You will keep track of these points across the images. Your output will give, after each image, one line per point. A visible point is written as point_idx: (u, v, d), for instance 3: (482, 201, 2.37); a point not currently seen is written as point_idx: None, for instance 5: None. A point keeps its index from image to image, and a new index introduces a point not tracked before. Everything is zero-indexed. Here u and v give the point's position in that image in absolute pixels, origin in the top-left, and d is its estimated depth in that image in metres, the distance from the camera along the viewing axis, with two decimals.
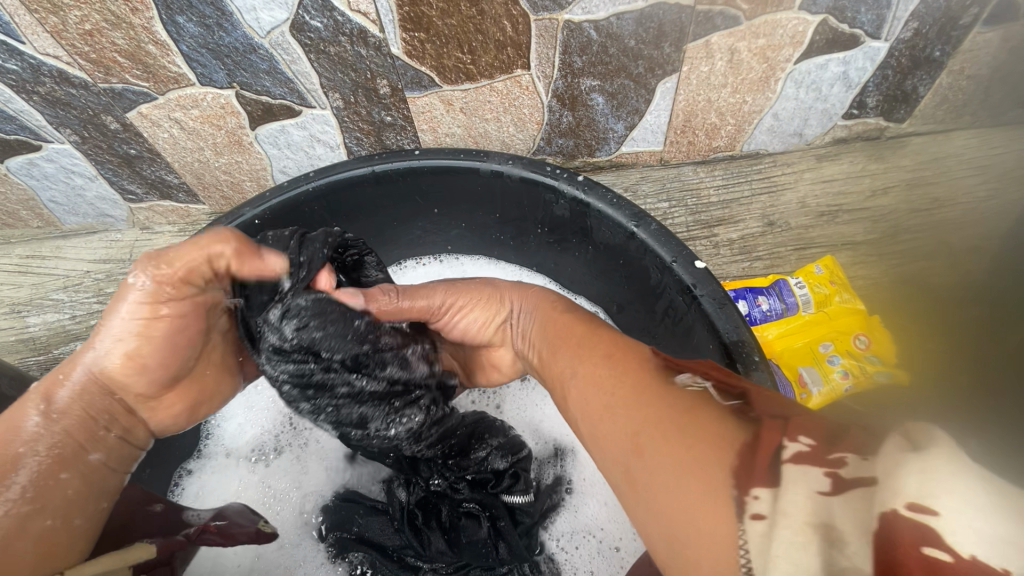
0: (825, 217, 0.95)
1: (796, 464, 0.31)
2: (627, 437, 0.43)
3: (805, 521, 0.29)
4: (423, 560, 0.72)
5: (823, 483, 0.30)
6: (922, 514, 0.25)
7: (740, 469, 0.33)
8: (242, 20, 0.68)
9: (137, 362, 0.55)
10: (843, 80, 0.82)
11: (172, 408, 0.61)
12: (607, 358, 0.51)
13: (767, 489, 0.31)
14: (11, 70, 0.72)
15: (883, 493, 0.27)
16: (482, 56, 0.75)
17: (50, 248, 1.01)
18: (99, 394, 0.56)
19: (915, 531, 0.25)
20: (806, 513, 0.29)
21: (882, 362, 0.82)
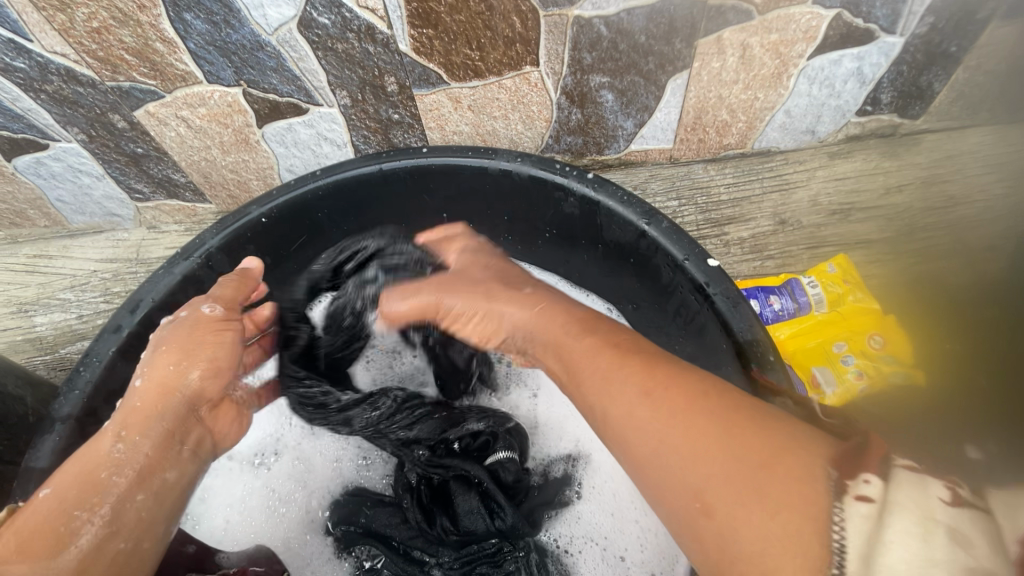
0: (837, 215, 0.93)
1: (911, 470, 0.31)
2: (681, 454, 0.38)
3: (925, 517, 0.29)
4: (428, 551, 0.71)
5: (943, 493, 0.30)
6: None
7: (842, 459, 0.33)
8: (250, 17, 0.68)
9: (212, 367, 0.63)
10: (857, 76, 0.81)
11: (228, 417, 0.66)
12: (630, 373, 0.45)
13: (878, 476, 0.31)
14: (20, 68, 0.72)
15: (1005, 518, 0.28)
16: (490, 53, 0.74)
17: (57, 248, 1.01)
18: (173, 410, 0.59)
19: None
20: (927, 510, 0.29)
21: (896, 362, 0.81)
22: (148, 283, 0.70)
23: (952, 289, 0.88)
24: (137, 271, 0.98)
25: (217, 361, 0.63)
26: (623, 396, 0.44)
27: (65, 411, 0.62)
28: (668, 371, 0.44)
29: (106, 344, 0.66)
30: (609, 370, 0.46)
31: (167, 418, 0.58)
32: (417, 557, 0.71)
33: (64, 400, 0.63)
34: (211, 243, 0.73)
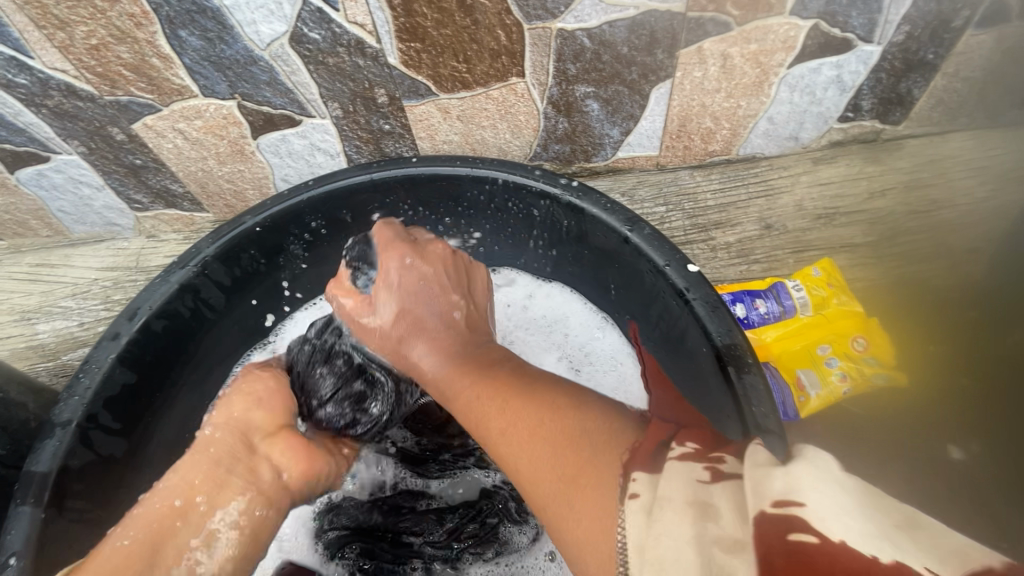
0: (822, 219, 0.95)
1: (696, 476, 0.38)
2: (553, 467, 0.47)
3: (686, 504, 0.36)
4: (415, 534, 0.75)
5: (702, 475, 0.39)
6: (788, 506, 0.33)
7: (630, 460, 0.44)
8: (243, 33, 0.70)
9: (252, 396, 0.65)
10: (837, 84, 0.82)
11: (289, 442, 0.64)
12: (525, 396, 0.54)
13: (649, 474, 0.41)
14: (21, 84, 0.75)
15: (758, 498, 0.34)
16: (477, 65, 0.76)
17: (59, 256, 1.03)
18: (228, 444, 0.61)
19: (786, 522, 0.32)
20: (688, 494, 0.37)
21: (879, 364, 0.83)
22: (146, 292, 0.72)
23: (935, 291, 0.89)
24: (137, 280, 1.00)
25: (255, 397, 0.65)
26: (479, 403, 0.57)
27: (65, 417, 0.64)
28: (513, 379, 0.58)
29: (104, 352, 0.68)
30: (469, 386, 0.59)
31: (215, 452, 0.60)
32: (406, 541, 0.75)
33: (63, 407, 0.65)
34: (207, 252, 0.75)
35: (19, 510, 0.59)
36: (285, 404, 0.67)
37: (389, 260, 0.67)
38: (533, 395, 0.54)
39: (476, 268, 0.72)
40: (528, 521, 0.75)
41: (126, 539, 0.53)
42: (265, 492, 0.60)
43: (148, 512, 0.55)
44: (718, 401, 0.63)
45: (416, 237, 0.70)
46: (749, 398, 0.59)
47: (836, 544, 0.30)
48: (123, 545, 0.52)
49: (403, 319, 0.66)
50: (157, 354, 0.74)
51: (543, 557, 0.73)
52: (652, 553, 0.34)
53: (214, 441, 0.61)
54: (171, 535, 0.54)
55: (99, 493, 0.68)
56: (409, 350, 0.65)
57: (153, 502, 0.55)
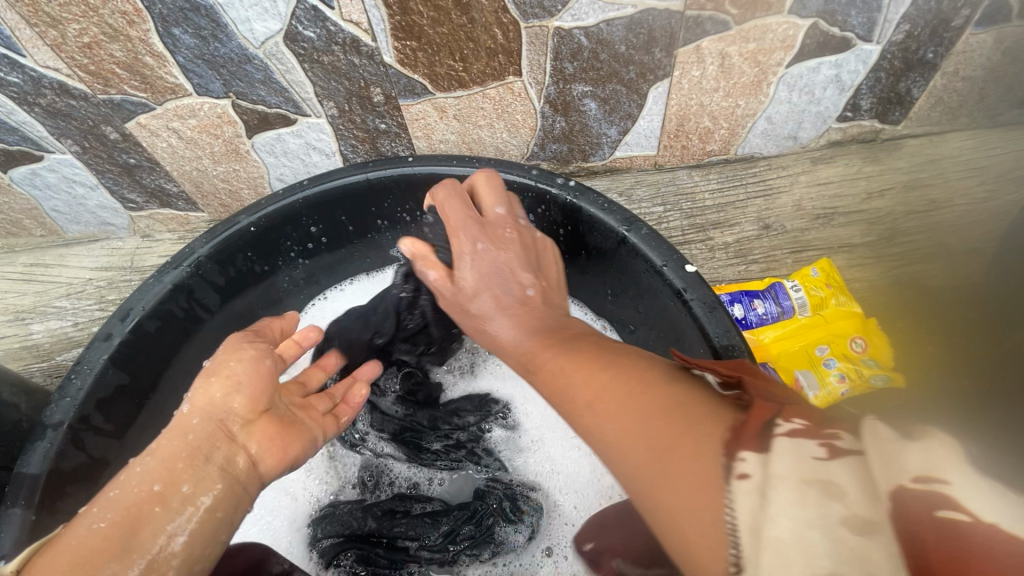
0: (821, 219, 0.94)
1: (790, 437, 0.33)
2: (641, 441, 0.38)
3: (802, 479, 0.30)
4: (410, 538, 0.73)
5: (819, 450, 0.31)
6: (929, 483, 0.27)
7: (730, 439, 0.34)
8: (237, 31, 0.69)
9: (230, 379, 0.58)
10: (836, 83, 0.82)
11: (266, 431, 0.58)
12: (605, 365, 0.46)
13: (756, 453, 0.33)
14: (13, 83, 0.74)
15: (885, 470, 0.29)
16: (474, 64, 0.75)
17: (53, 256, 1.03)
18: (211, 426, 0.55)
19: (927, 501, 0.27)
20: (803, 471, 0.31)
21: (879, 365, 0.82)
22: (139, 292, 0.71)
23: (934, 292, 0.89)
24: (132, 280, 1.00)
25: (234, 376, 0.58)
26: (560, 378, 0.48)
27: (57, 418, 0.63)
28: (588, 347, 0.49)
29: (96, 353, 0.67)
30: (549, 361, 0.50)
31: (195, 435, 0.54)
32: (402, 545, 0.73)
33: (55, 408, 0.64)
34: (201, 252, 0.74)
35: (8, 513, 0.58)
36: (266, 386, 0.60)
37: (467, 235, 0.61)
38: (621, 364, 0.45)
39: (549, 247, 0.65)
40: (523, 520, 0.74)
41: (102, 523, 0.47)
42: (241, 482, 0.54)
43: (124, 498, 0.49)
44: None
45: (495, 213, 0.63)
46: None
47: (988, 528, 0.26)
48: (99, 529, 0.47)
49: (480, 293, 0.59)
50: (150, 355, 0.73)
51: (540, 554, 0.73)
52: (772, 536, 0.30)
53: (191, 428, 0.54)
54: (148, 521, 0.48)
55: (89, 495, 0.67)
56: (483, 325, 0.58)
57: (129, 487, 0.49)
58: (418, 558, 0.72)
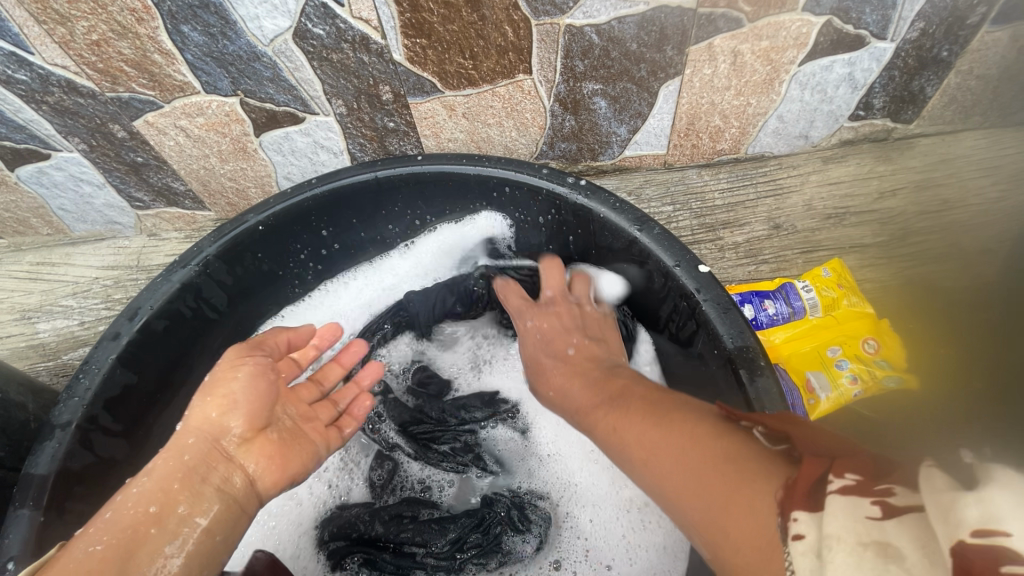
0: (832, 219, 0.93)
1: (842, 494, 0.33)
2: (701, 499, 0.43)
3: (859, 540, 0.31)
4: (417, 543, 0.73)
5: (873, 509, 0.32)
6: (990, 536, 0.27)
7: (783, 496, 0.37)
8: (245, 28, 0.69)
9: (227, 398, 0.57)
10: (849, 82, 0.81)
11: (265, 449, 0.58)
12: (656, 422, 0.52)
13: (806, 511, 0.34)
14: (21, 80, 0.74)
15: (944, 526, 0.28)
16: (484, 61, 0.75)
17: (60, 255, 1.02)
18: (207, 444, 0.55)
19: (987, 555, 0.26)
20: (859, 532, 0.31)
21: (892, 366, 0.81)
22: (147, 292, 0.70)
23: (948, 292, 0.88)
24: (138, 278, 0.99)
25: (229, 395, 0.58)
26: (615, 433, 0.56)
27: (65, 419, 0.63)
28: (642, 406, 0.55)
29: (105, 353, 0.67)
30: (603, 414, 0.59)
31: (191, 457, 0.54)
32: (408, 551, 0.72)
33: (63, 408, 0.63)
34: (209, 251, 0.73)
35: (17, 514, 0.58)
36: (263, 404, 0.59)
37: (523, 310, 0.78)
38: (673, 420, 0.51)
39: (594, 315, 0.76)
40: (531, 528, 0.73)
41: (98, 546, 0.47)
42: (240, 501, 0.55)
43: (122, 518, 0.49)
44: (728, 403, 0.62)
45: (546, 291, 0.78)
46: (762, 400, 0.57)
47: None
48: (95, 552, 0.46)
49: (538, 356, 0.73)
50: (158, 354, 0.73)
51: (548, 567, 0.71)
52: None
53: (189, 447, 0.55)
54: (146, 543, 0.48)
55: (97, 496, 0.67)
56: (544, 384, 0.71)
57: (125, 509, 0.49)
58: (425, 566, 0.71)
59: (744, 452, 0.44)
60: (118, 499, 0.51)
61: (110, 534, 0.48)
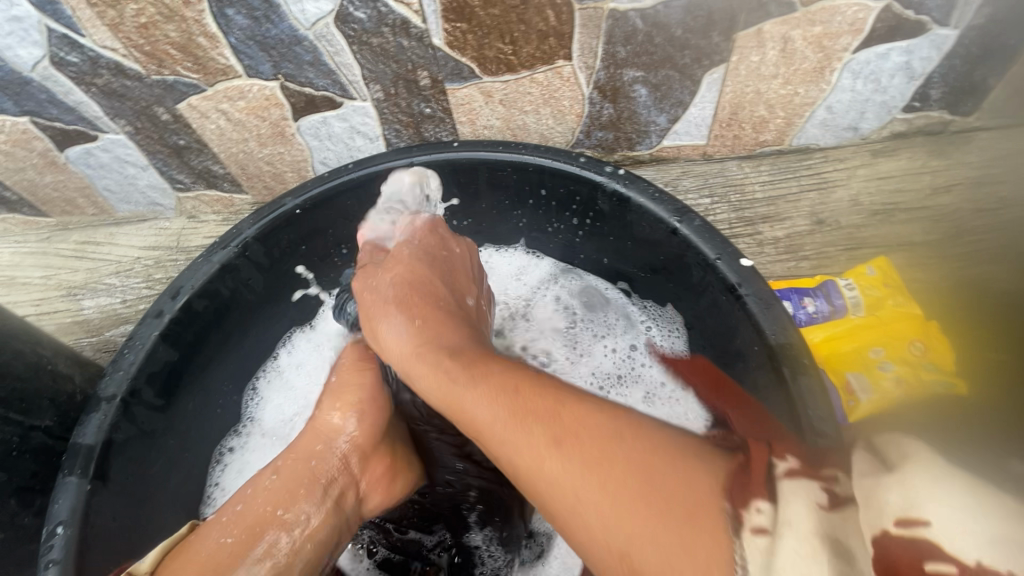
0: (880, 215, 0.90)
1: (789, 479, 0.38)
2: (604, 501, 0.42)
3: (811, 530, 0.35)
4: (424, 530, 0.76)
5: (820, 497, 0.36)
6: (912, 527, 0.32)
7: (734, 488, 0.40)
8: (288, 12, 0.69)
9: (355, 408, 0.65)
10: (905, 71, 0.77)
11: (375, 469, 0.66)
12: (530, 412, 0.48)
13: (767, 502, 0.38)
14: (73, 62, 0.76)
15: (872, 515, 0.34)
16: (524, 47, 0.74)
17: (103, 235, 1.05)
18: (327, 452, 0.63)
19: (909, 547, 0.32)
20: (813, 516, 0.35)
21: (939, 370, 0.77)
22: (189, 271, 0.72)
23: (1002, 293, 0.84)
24: (178, 259, 1.02)
25: (358, 403, 0.66)
26: (581, 480, 0.43)
27: (110, 392, 0.65)
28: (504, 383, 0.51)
29: (149, 329, 0.69)
30: (468, 380, 0.53)
31: (314, 462, 0.62)
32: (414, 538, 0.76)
33: (109, 381, 0.65)
34: (248, 233, 0.74)
35: (66, 480, 0.60)
36: (380, 417, 0.67)
37: (417, 272, 0.69)
38: (571, 403, 0.48)
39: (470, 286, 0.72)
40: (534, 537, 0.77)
41: (229, 538, 0.55)
42: (347, 516, 0.63)
43: (251, 515, 0.57)
44: (771, 400, 0.60)
45: (446, 250, 0.73)
46: (806, 401, 0.56)
47: (976, 567, 0.30)
48: (226, 543, 0.55)
49: (428, 351, 0.58)
50: (197, 331, 0.74)
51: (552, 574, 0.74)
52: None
53: (316, 454, 0.63)
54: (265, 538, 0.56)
55: (139, 469, 0.69)
56: (425, 380, 0.56)
57: (255, 503, 0.58)
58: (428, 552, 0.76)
59: (647, 442, 0.44)
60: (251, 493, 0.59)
61: (237, 527, 0.56)
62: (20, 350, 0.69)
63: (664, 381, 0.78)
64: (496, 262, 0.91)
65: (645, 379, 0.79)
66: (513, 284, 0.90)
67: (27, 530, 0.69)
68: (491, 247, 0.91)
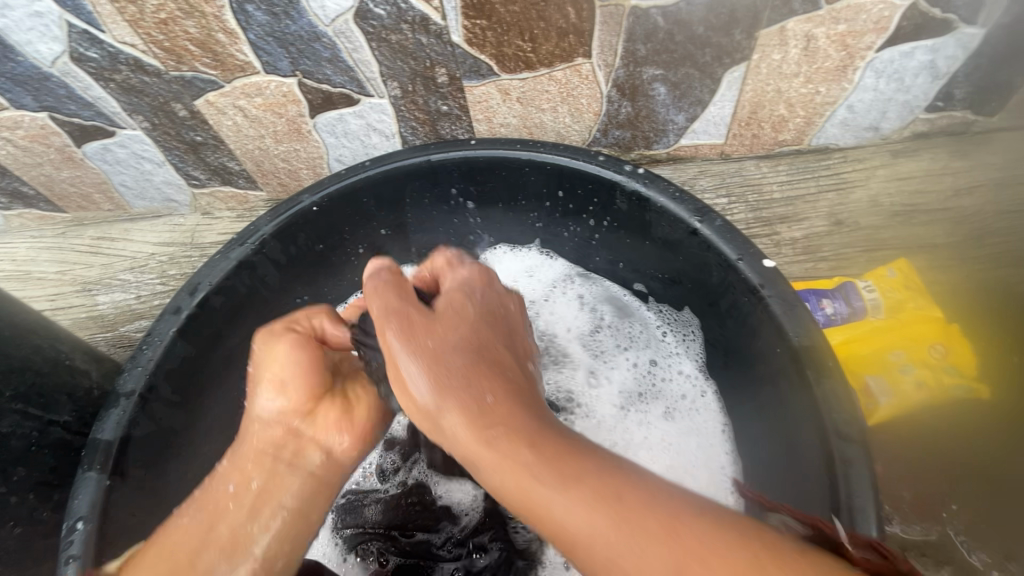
0: (900, 216, 0.88)
1: None
2: None
3: None
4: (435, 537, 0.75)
5: None
6: None
7: None
8: (308, 8, 0.69)
9: (279, 381, 0.62)
10: (929, 70, 0.76)
11: (327, 421, 0.62)
12: (640, 530, 0.40)
13: None
14: (92, 58, 0.76)
15: None
16: (543, 44, 0.73)
17: (118, 230, 1.06)
18: (265, 429, 0.61)
19: None
20: None
21: (960, 374, 0.76)
22: (206, 268, 0.72)
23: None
24: (193, 255, 1.02)
25: (280, 377, 0.62)
26: None
27: (129, 387, 0.65)
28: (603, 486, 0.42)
29: (167, 325, 0.69)
30: (561, 484, 0.43)
31: (251, 444, 0.61)
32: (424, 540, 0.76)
33: (128, 377, 0.66)
34: (265, 230, 0.74)
35: (86, 475, 0.60)
36: (309, 376, 0.63)
37: (476, 337, 0.53)
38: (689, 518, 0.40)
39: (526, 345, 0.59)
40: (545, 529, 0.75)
41: (185, 520, 0.57)
42: (310, 478, 0.61)
43: (208, 498, 0.59)
44: (793, 401, 0.60)
45: (503, 309, 0.58)
46: (830, 405, 0.55)
47: None
48: (186, 525, 0.57)
49: (501, 446, 0.46)
50: (214, 328, 0.74)
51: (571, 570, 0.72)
52: None
53: (253, 432, 0.62)
54: (225, 518, 0.57)
55: (158, 465, 0.69)
56: (499, 481, 0.45)
57: (208, 490, 0.59)
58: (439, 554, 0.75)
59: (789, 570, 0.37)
60: (207, 480, 0.61)
61: (196, 510, 0.58)
62: (39, 345, 0.69)
63: (684, 390, 0.78)
64: (510, 263, 0.90)
65: (666, 394, 0.78)
66: (525, 281, 0.89)
67: (44, 525, 0.70)
68: (506, 246, 0.91)
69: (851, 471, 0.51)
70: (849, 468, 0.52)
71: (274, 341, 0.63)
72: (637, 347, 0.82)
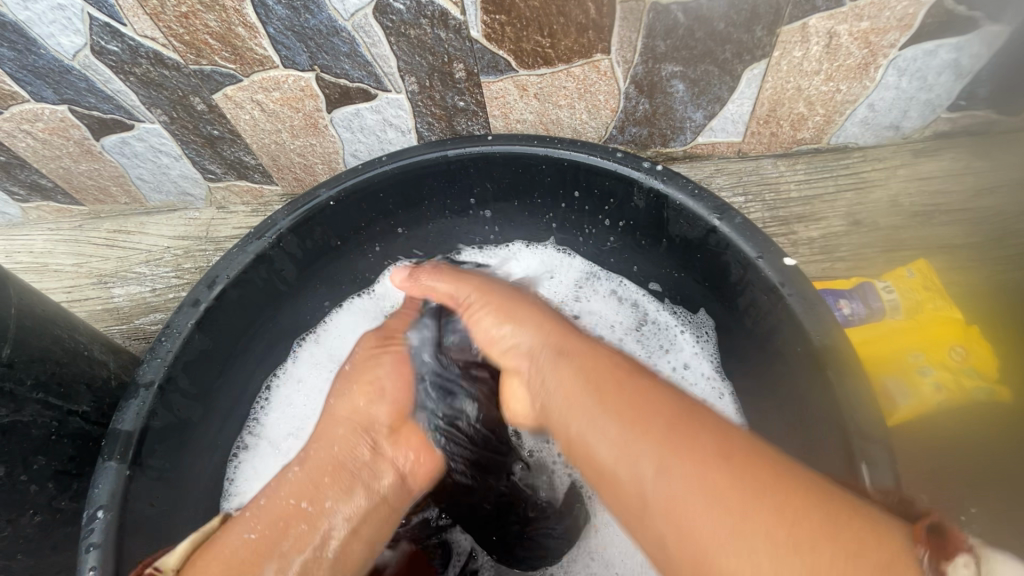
0: (920, 217, 0.88)
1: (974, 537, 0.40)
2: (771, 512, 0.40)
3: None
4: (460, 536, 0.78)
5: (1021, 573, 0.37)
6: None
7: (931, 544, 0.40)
8: (327, 2, 0.69)
9: (375, 388, 0.67)
10: (953, 68, 0.75)
11: (410, 441, 0.67)
12: (680, 418, 0.47)
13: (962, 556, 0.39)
14: (113, 51, 0.76)
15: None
16: (562, 40, 0.73)
17: (134, 224, 1.07)
18: (355, 437, 0.64)
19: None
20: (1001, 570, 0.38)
21: (981, 376, 0.75)
22: (224, 261, 0.72)
23: None
24: (207, 249, 1.02)
25: (377, 386, 0.67)
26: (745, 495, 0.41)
27: (148, 378, 0.65)
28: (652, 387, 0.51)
29: (185, 317, 0.69)
30: (619, 385, 0.51)
31: (330, 456, 0.62)
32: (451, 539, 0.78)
33: (147, 367, 0.66)
34: (283, 224, 0.75)
35: (105, 465, 0.61)
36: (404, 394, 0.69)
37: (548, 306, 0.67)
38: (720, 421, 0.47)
39: None
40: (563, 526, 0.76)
41: (252, 534, 0.56)
42: (385, 501, 0.63)
43: (274, 508, 0.58)
44: (814, 403, 0.59)
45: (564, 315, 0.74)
46: (852, 406, 0.54)
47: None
48: (250, 539, 0.56)
49: (568, 354, 0.56)
50: (231, 321, 0.75)
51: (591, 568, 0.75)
52: None
53: (338, 441, 0.64)
54: (294, 535, 0.57)
55: (174, 456, 0.69)
56: (565, 379, 0.54)
57: (275, 499, 0.59)
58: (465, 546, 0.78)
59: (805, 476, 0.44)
60: (272, 489, 0.60)
61: (262, 523, 0.57)
62: (59, 336, 0.70)
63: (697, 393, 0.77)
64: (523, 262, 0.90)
65: None
66: (546, 281, 0.89)
67: (62, 515, 0.71)
68: (521, 244, 0.91)
69: (875, 472, 0.51)
70: (871, 469, 0.51)
71: (379, 352, 0.70)
72: (658, 349, 0.82)
